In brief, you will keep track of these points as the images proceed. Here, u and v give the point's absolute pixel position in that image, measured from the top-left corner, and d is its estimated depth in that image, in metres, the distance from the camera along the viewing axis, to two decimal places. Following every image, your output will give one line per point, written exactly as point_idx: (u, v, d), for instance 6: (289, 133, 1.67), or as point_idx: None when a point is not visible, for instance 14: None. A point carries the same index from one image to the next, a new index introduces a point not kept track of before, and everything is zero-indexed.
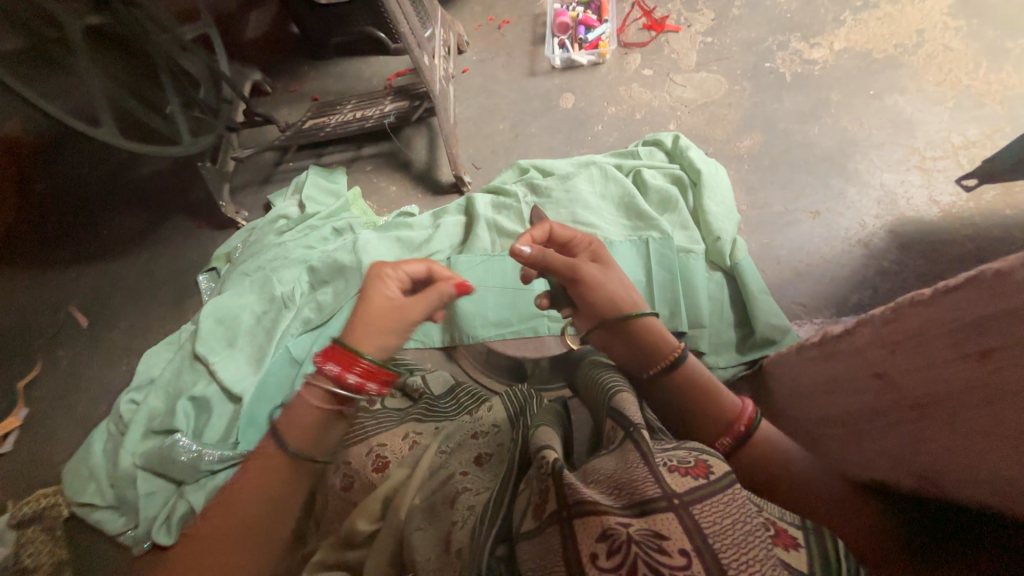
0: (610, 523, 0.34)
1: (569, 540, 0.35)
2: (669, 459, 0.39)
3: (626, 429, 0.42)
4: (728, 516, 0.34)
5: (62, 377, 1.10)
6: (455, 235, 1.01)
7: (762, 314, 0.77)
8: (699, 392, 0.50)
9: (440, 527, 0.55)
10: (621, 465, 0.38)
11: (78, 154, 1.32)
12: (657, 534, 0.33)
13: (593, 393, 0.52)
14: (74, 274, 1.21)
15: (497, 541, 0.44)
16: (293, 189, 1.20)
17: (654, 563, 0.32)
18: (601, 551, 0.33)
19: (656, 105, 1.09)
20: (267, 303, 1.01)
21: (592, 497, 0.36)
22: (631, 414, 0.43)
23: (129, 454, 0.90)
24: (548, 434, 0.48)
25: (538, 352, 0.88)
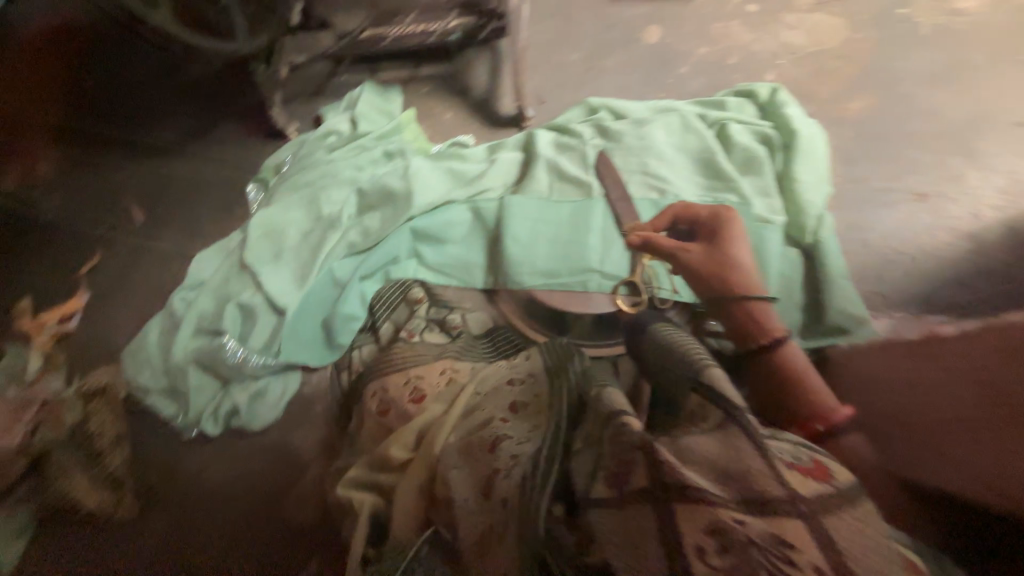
0: (725, 520, 0.35)
1: (668, 524, 0.37)
2: (785, 455, 0.40)
3: (726, 410, 0.42)
4: (851, 526, 0.35)
5: (123, 266, 1.17)
6: (510, 173, 0.95)
7: (834, 300, 0.71)
8: (796, 374, 0.57)
9: (477, 469, 0.52)
10: (724, 449, 0.39)
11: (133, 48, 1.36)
12: (781, 540, 0.34)
13: (665, 360, 0.52)
14: (139, 170, 1.26)
15: (554, 501, 0.45)
16: (345, 104, 1.15)
17: (774, 565, 0.33)
18: (710, 546, 0.35)
19: (755, 49, 0.96)
20: (314, 222, 1.00)
21: (695, 484, 0.37)
22: (730, 395, 0.43)
23: (181, 349, 0.97)
24: (618, 398, 0.49)
25: (584, 308, 0.81)
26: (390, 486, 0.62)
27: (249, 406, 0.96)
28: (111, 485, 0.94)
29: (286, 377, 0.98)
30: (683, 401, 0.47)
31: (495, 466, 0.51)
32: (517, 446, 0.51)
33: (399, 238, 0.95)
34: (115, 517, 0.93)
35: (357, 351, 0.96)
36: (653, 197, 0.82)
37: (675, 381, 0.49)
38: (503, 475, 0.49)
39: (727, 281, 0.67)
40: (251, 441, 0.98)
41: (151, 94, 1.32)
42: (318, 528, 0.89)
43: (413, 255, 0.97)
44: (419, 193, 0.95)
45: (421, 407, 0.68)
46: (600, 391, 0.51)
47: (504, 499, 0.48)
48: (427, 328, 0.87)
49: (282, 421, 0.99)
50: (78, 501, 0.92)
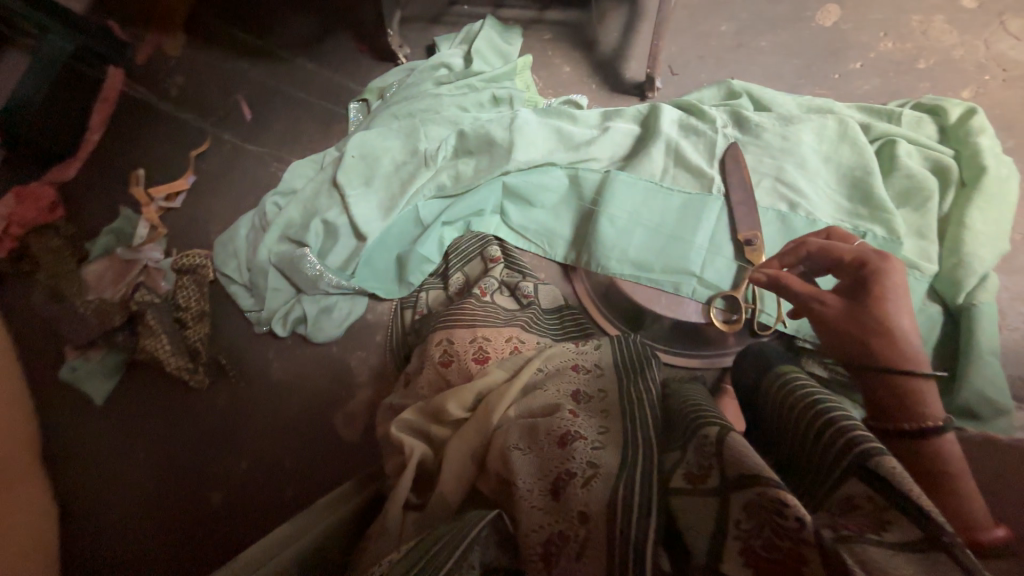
0: None
1: None
2: None
3: (923, 529, 0.34)
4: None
5: (227, 158, 1.23)
6: (621, 145, 0.87)
7: (976, 378, 0.59)
8: (943, 459, 0.42)
9: (546, 460, 0.50)
10: None
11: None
12: None
13: (814, 426, 0.44)
14: (258, 70, 1.30)
15: (659, 553, 0.41)
16: (462, 36, 1.09)
17: None
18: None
19: (955, 57, 0.79)
20: (409, 155, 0.99)
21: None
22: (932, 508, 0.35)
23: (266, 251, 1.02)
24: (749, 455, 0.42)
25: (671, 312, 0.75)
26: (442, 439, 0.62)
27: (316, 317, 1.01)
28: (190, 352, 1.02)
29: (354, 300, 1.02)
30: (839, 481, 0.39)
31: (568, 467, 0.48)
32: (593, 452, 0.49)
33: (490, 190, 0.92)
34: (189, 380, 1.01)
35: (424, 293, 0.96)
36: (781, 208, 0.72)
37: (833, 458, 0.41)
38: (579, 483, 0.47)
39: (879, 332, 0.49)
40: (311, 350, 1.04)
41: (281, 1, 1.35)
42: (360, 443, 0.96)
43: (499, 211, 0.94)
44: (521, 148, 0.90)
45: (483, 369, 0.67)
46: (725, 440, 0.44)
47: (581, 513, 0.45)
48: (499, 289, 0.85)
49: (344, 340, 1.03)
50: (163, 361, 1.00)
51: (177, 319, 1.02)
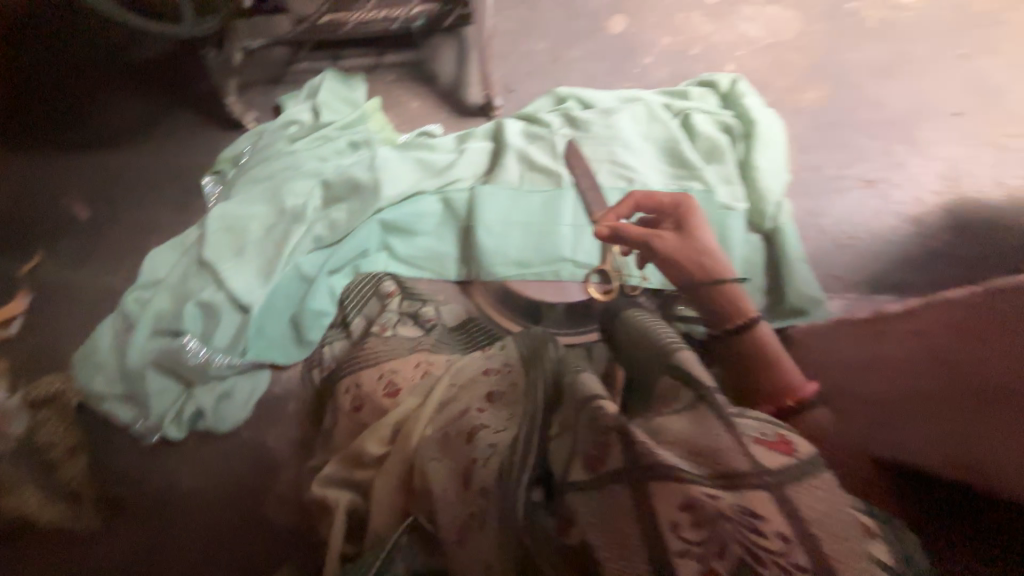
0: (700, 495, 0.39)
1: (647, 510, 0.40)
2: (753, 429, 0.44)
3: (696, 391, 0.46)
4: (819, 501, 0.39)
5: (70, 263, 1.10)
6: (479, 162, 0.94)
7: (796, 283, 0.72)
8: (776, 361, 0.53)
9: (455, 462, 0.53)
10: (700, 430, 0.43)
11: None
12: (752, 514, 0.38)
13: (644, 350, 0.55)
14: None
15: (532, 488, 0.48)
16: (306, 91, 1.10)
17: (752, 543, 0.37)
18: (685, 522, 0.39)
19: (715, 40, 0.99)
20: (277, 215, 0.97)
21: (677, 470, 0.41)
22: (704, 376, 0.48)
23: (138, 352, 0.94)
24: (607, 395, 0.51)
25: (558, 297, 0.81)
26: (366, 480, 0.62)
27: (215, 407, 0.94)
28: (71, 495, 0.81)
29: (253, 376, 0.96)
30: (656, 387, 0.50)
31: (473, 456, 0.52)
32: (495, 436, 0.53)
33: (368, 230, 0.93)
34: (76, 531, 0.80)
35: (328, 347, 0.93)
36: (622, 184, 0.83)
37: (652, 368, 0.52)
38: (483, 465, 0.51)
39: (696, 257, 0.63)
40: (217, 445, 0.95)
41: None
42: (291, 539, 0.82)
43: (384, 248, 0.95)
44: (387, 184, 0.93)
45: (396, 401, 0.68)
46: (590, 386, 0.53)
47: (482, 487, 0.50)
48: (400, 321, 0.86)
49: (252, 421, 0.95)
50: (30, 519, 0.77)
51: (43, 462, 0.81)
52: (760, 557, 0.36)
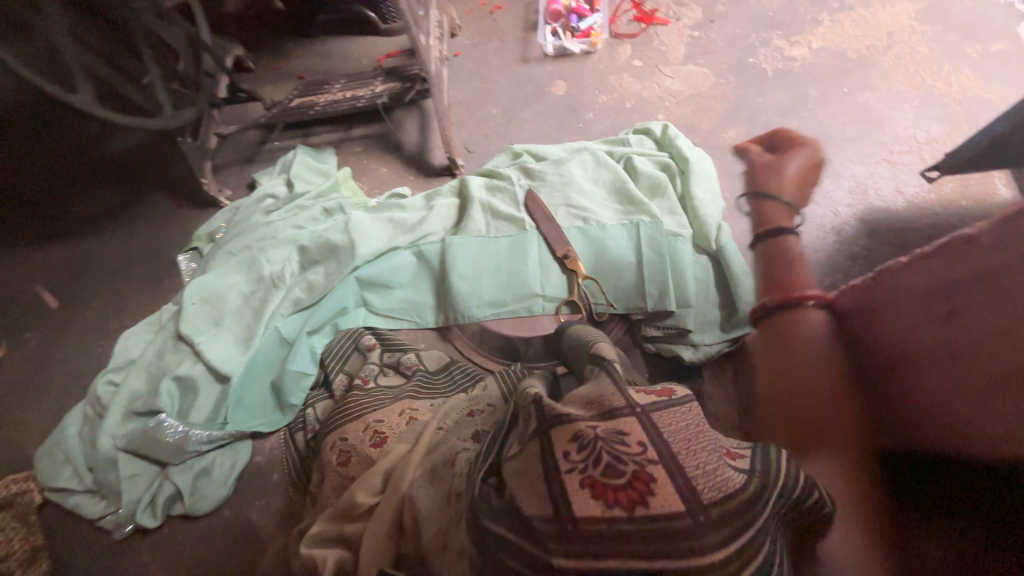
0: (581, 427, 0.38)
1: (547, 446, 0.39)
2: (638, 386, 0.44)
3: (601, 364, 0.48)
4: (683, 421, 0.39)
5: (41, 354, 1.12)
6: (448, 217, 1.02)
7: (745, 294, 0.82)
8: (797, 263, 0.68)
9: (443, 484, 0.55)
10: (593, 389, 0.44)
11: (48, 145, 1.37)
12: (620, 431, 0.37)
13: (577, 350, 0.59)
14: (61, 257, 1.23)
15: (489, 472, 0.45)
16: (279, 167, 1.18)
17: (616, 452, 0.36)
18: (572, 448, 0.37)
19: (645, 95, 1.13)
20: (255, 283, 1.00)
21: (570, 413, 0.40)
22: (610, 355, 0.50)
23: (109, 437, 0.89)
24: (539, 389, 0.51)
25: (532, 331, 0.89)
26: (357, 535, 0.60)
27: (194, 487, 0.90)
28: None
29: (233, 449, 0.93)
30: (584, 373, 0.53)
31: (455, 475, 0.54)
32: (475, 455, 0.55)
33: (346, 288, 0.97)
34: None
35: (311, 410, 0.92)
36: (579, 223, 0.92)
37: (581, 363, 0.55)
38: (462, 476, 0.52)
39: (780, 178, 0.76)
40: (197, 526, 0.91)
41: (73, 185, 1.31)
42: None
43: (362, 304, 0.99)
44: (362, 244, 0.98)
45: (384, 449, 0.69)
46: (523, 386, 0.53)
47: (459, 494, 0.51)
48: (381, 372, 0.88)
49: (235, 496, 0.93)
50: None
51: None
52: (627, 467, 0.35)
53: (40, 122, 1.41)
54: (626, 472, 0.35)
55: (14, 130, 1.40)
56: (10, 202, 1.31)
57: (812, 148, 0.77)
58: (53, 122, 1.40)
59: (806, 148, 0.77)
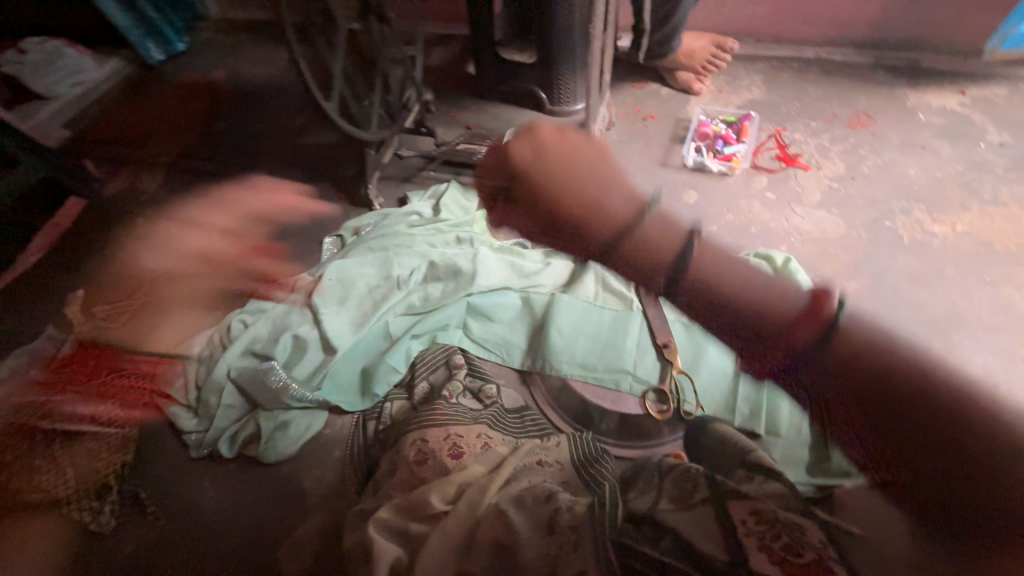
0: (764, 509, 0.50)
1: (724, 511, 0.51)
2: None
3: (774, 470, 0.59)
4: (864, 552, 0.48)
5: (192, 280, 1.35)
6: (561, 276, 1.11)
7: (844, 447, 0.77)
8: (750, 289, 0.53)
9: (536, 513, 0.59)
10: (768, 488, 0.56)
11: (261, 129, 1.72)
12: (799, 528, 0.48)
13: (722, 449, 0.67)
14: None
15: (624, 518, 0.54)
16: (431, 193, 1.37)
17: (797, 538, 0.47)
18: (751, 519, 0.49)
19: (772, 225, 1.19)
20: (383, 279, 1.14)
21: (747, 496, 0.52)
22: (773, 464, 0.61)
23: (225, 365, 1.03)
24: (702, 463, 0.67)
25: (615, 407, 0.92)
26: (418, 535, 0.64)
27: (269, 436, 0.99)
28: (99, 488, 0.98)
29: (310, 416, 1.02)
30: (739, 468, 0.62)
31: (555, 508, 0.59)
32: (571, 501, 0.60)
33: (456, 308, 1.08)
34: (90, 524, 0.95)
35: (388, 405, 1.00)
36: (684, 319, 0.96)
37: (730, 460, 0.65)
38: (568, 512, 0.57)
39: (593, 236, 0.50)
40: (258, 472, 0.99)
41: (267, 163, 1.63)
42: None
43: (463, 327, 1.09)
44: (482, 275, 1.10)
45: (460, 463, 0.74)
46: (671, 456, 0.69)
47: (563, 526, 0.56)
48: (464, 394, 0.95)
49: (297, 458, 1.00)
50: (59, 497, 0.95)
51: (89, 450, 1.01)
52: (805, 553, 0.46)
53: (263, 109, 1.79)
54: (805, 556, 0.46)
55: (244, 110, 1.80)
56: (219, 159, 1.65)
57: (524, 157, 0.49)
58: (272, 112, 1.78)
59: (531, 170, 0.48)
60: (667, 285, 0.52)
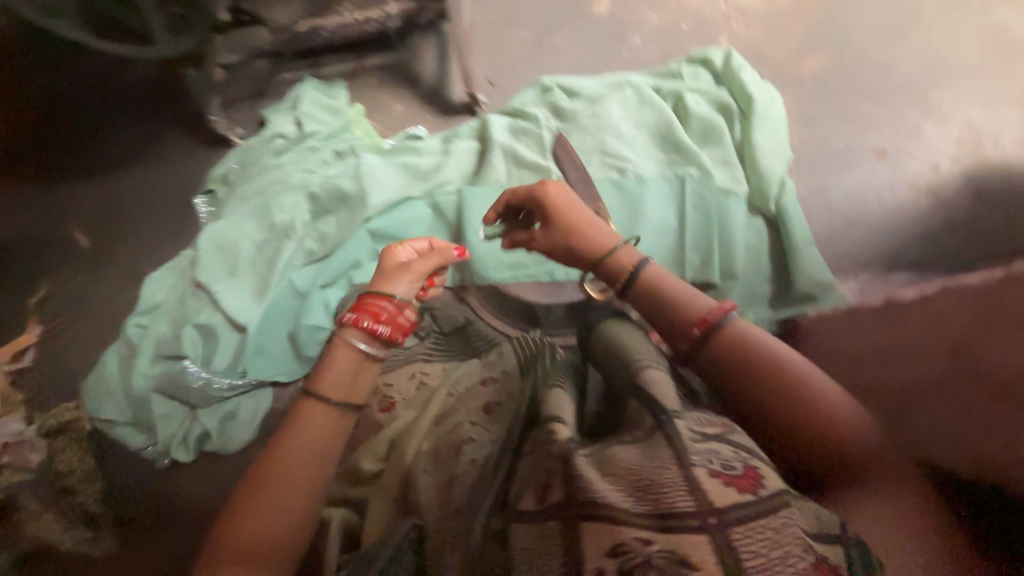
0: (625, 537, 0.39)
1: (573, 540, 0.41)
2: (714, 463, 0.42)
3: (655, 419, 0.48)
4: (767, 537, 0.37)
5: (77, 294, 1.13)
6: (466, 162, 0.93)
7: (804, 268, 0.71)
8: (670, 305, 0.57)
9: (442, 475, 0.55)
10: (644, 459, 0.44)
11: (43, 68, 1.24)
12: (676, 555, 0.37)
13: (615, 366, 0.59)
14: (93, 195, 1.20)
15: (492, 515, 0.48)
16: (287, 103, 1.10)
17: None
18: (608, 562, 0.39)
19: (706, 15, 0.96)
20: (267, 232, 0.96)
21: (604, 499, 0.41)
22: (658, 396, 0.50)
23: (142, 376, 0.92)
24: (563, 407, 0.54)
25: (553, 298, 0.85)
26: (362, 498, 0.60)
27: (220, 429, 0.92)
28: (87, 518, 0.93)
29: (257, 395, 0.94)
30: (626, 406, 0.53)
31: (455, 474, 0.54)
32: (477, 454, 0.55)
33: (358, 241, 0.92)
34: (89, 552, 0.90)
35: None
36: (614, 175, 0.80)
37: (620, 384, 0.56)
38: (461, 483, 0.53)
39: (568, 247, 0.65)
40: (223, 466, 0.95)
41: (90, 119, 1.24)
42: None
43: (376, 257, 0.94)
44: (373, 192, 0.91)
45: (393, 416, 0.65)
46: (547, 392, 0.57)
47: (461, 506, 0.51)
48: None
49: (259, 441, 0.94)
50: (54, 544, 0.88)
51: (61, 489, 0.93)
52: None
53: None
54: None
55: None
56: None
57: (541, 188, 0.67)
58: None
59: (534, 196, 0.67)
60: (622, 292, 0.61)
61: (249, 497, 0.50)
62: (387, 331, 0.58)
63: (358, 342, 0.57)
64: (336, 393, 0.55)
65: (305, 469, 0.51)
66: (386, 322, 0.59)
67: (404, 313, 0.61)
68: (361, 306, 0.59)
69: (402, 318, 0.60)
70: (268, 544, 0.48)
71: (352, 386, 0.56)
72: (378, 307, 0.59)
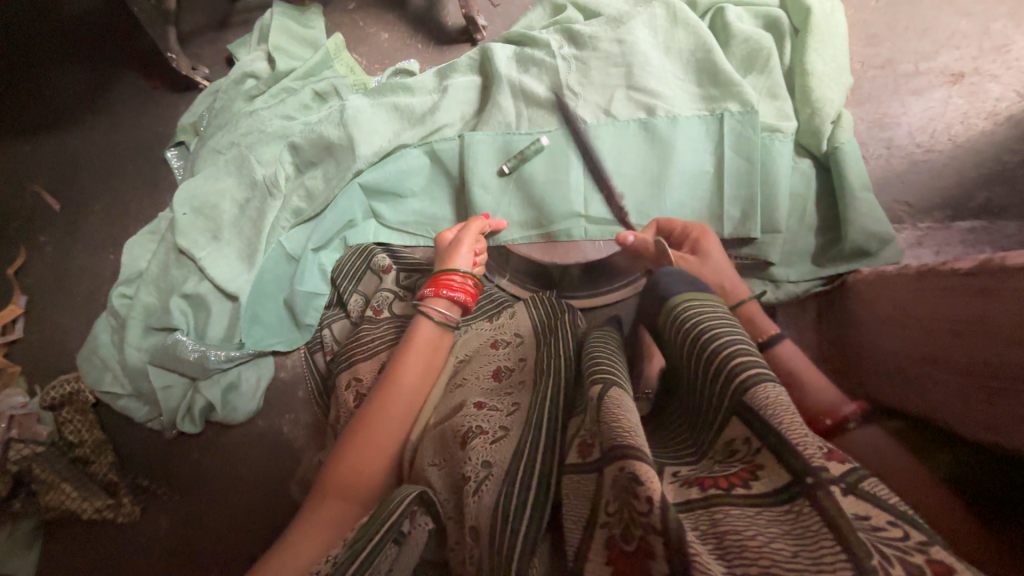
0: None
1: None
2: (891, 553, 0.24)
3: (790, 478, 0.28)
4: None
5: (53, 262, 1.00)
6: (466, 101, 0.82)
7: (859, 217, 0.62)
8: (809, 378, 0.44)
9: (452, 465, 0.47)
10: (792, 541, 0.26)
11: None
12: None
13: (702, 371, 0.39)
14: (48, 151, 1.07)
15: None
16: (259, 37, 0.96)
17: None
18: None
19: None
20: (249, 189, 0.86)
21: None
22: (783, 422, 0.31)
23: (135, 350, 0.85)
24: (627, 423, 0.34)
25: (571, 258, 0.73)
26: None
27: (224, 401, 0.86)
28: (105, 487, 0.84)
29: (257, 365, 0.88)
30: (718, 424, 0.36)
31: (464, 470, 0.44)
32: (491, 449, 0.45)
33: (349, 197, 0.82)
34: (115, 519, 0.83)
35: (328, 330, 0.83)
36: (641, 115, 0.69)
37: (714, 397, 0.37)
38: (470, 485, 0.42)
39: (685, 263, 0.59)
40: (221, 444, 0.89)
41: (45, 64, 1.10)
42: None
43: (372, 216, 0.84)
44: (362, 140, 0.81)
45: None
46: (604, 396, 0.39)
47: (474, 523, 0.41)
48: (396, 300, 0.77)
49: (267, 408, 0.90)
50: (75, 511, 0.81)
51: (73, 460, 0.83)
52: None
53: None
54: None
55: None
56: None
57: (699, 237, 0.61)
58: None
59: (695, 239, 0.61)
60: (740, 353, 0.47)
61: (360, 435, 0.52)
62: (462, 297, 0.62)
63: (437, 311, 0.60)
64: (419, 359, 0.58)
65: (405, 410, 0.54)
66: (457, 289, 0.62)
67: (472, 281, 0.65)
68: (432, 281, 0.64)
69: (470, 284, 0.64)
70: (371, 479, 0.49)
71: (434, 349, 0.59)
72: (450, 279, 0.63)
